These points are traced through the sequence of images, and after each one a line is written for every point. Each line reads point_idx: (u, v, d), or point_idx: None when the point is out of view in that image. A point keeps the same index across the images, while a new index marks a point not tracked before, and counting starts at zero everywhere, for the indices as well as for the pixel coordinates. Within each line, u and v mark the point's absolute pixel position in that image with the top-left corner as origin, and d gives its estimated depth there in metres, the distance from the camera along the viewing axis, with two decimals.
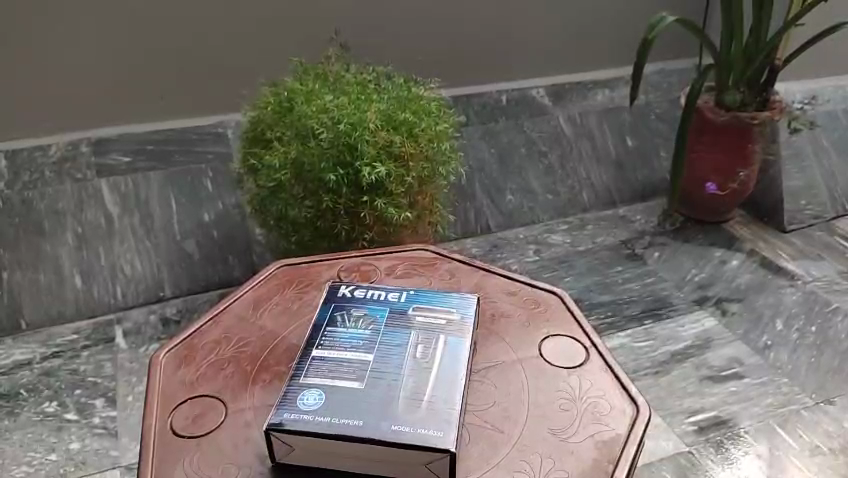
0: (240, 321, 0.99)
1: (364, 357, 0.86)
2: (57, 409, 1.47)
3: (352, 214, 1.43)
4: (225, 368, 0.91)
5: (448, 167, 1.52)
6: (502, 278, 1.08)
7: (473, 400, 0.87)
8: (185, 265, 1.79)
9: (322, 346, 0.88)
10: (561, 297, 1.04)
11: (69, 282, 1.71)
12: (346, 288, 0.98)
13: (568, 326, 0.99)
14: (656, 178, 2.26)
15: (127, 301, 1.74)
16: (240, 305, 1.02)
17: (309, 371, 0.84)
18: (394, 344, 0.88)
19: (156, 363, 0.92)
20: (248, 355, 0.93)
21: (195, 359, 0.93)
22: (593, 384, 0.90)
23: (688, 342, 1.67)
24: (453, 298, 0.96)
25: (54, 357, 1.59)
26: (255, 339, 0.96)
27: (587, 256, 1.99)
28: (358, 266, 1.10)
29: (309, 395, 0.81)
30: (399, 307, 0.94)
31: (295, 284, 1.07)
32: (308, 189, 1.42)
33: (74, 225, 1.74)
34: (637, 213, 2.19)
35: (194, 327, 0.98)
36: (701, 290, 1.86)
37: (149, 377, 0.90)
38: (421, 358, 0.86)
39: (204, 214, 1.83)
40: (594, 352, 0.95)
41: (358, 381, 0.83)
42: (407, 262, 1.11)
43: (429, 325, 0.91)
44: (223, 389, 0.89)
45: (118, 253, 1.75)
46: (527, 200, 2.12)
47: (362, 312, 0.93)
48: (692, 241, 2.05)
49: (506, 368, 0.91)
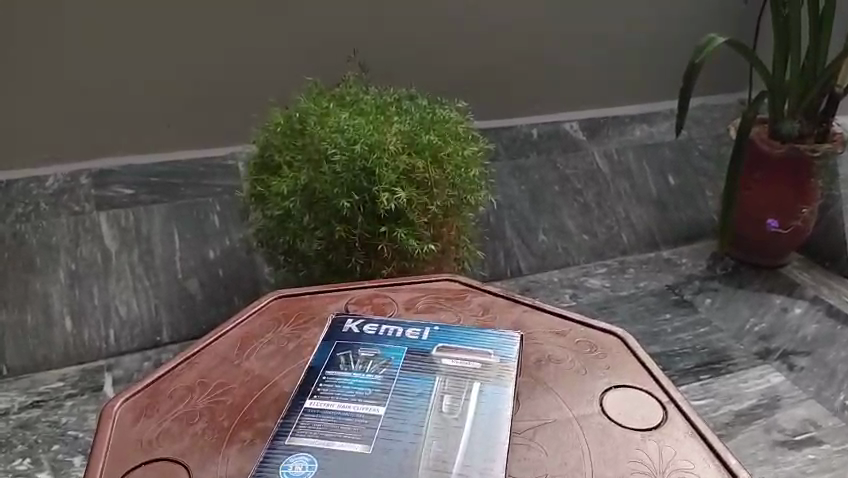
0: (221, 363, 0.82)
1: (373, 411, 0.68)
2: (29, 468, 1.29)
3: (369, 247, 1.26)
4: (196, 424, 0.74)
5: (478, 197, 1.35)
6: (546, 314, 0.89)
7: (519, 471, 0.67)
8: (186, 306, 1.63)
9: (318, 396, 0.70)
10: (622, 339, 0.85)
11: (58, 323, 1.55)
12: (353, 322, 0.81)
13: (636, 376, 0.80)
14: (703, 219, 2.07)
15: (120, 346, 1.57)
16: (223, 344, 0.85)
17: (299, 430, 0.66)
18: (414, 395, 0.70)
19: (110, 415, 0.75)
20: (227, 408, 0.75)
21: (158, 411, 0.75)
22: (677, 453, 0.71)
23: (753, 401, 1.45)
24: (486, 335, 0.78)
25: (34, 407, 1.42)
26: (237, 386, 0.78)
27: (630, 302, 1.79)
28: (371, 299, 0.92)
29: (296, 463, 0.63)
30: (420, 347, 0.76)
31: (293, 319, 0.89)
32: (318, 218, 1.26)
33: (67, 261, 1.59)
34: (683, 255, 1.99)
35: (162, 370, 0.80)
36: (763, 341, 1.65)
37: (98, 433, 0.73)
38: (447, 413, 0.68)
39: (209, 251, 1.68)
40: (673, 410, 0.75)
41: (363, 443, 0.64)
42: (431, 295, 0.94)
43: (458, 371, 0.73)
44: (192, 451, 0.71)
45: (114, 292, 1.60)
46: (562, 240, 1.94)
47: (372, 354, 0.75)
48: (747, 287, 1.85)
49: (557, 428, 0.72)
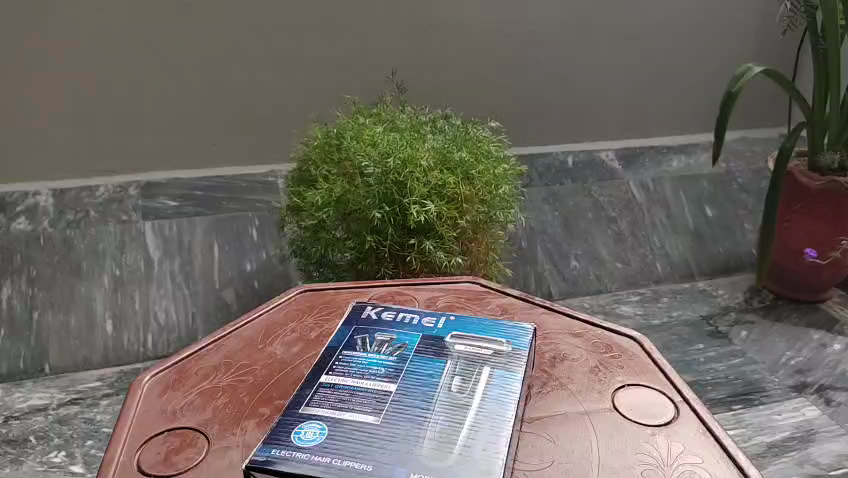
0: (247, 346, 0.85)
1: (386, 386, 0.70)
2: (63, 460, 1.34)
3: (398, 259, 1.29)
4: (217, 398, 0.77)
5: (507, 215, 1.37)
6: (564, 317, 0.90)
7: (526, 457, 0.68)
8: (221, 315, 1.67)
9: (333, 372, 0.73)
10: (639, 343, 0.86)
11: (100, 326, 1.61)
12: (372, 309, 0.83)
13: (651, 377, 0.80)
14: (741, 251, 2.04)
15: (157, 350, 1.63)
16: (250, 330, 0.88)
17: (312, 400, 0.68)
18: (426, 375, 0.72)
19: (139, 387, 0.78)
20: (249, 386, 0.78)
21: (184, 386, 0.79)
22: (688, 448, 0.70)
23: (787, 433, 1.41)
24: (501, 327, 0.80)
25: (71, 404, 1.48)
26: (260, 367, 0.81)
27: (663, 331, 1.77)
28: (392, 296, 0.95)
29: (308, 429, 0.64)
30: (435, 334, 0.78)
31: (317, 311, 0.92)
32: (351, 229, 1.30)
33: (112, 267, 1.66)
34: (719, 287, 1.96)
35: (191, 350, 0.84)
36: (799, 374, 1.60)
37: (126, 402, 0.76)
38: (457, 392, 0.69)
39: (246, 263, 1.73)
40: (685, 409, 0.75)
41: (374, 414, 0.66)
42: (452, 295, 0.96)
43: (470, 356, 0.75)
44: (212, 421, 0.73)
45: (154, 298, 1.66)
46: (594, 267, 1.94)
47: (388, 338, 0.78)
48: (785, 321, 1.81)
49: (568, 420, 0.73)
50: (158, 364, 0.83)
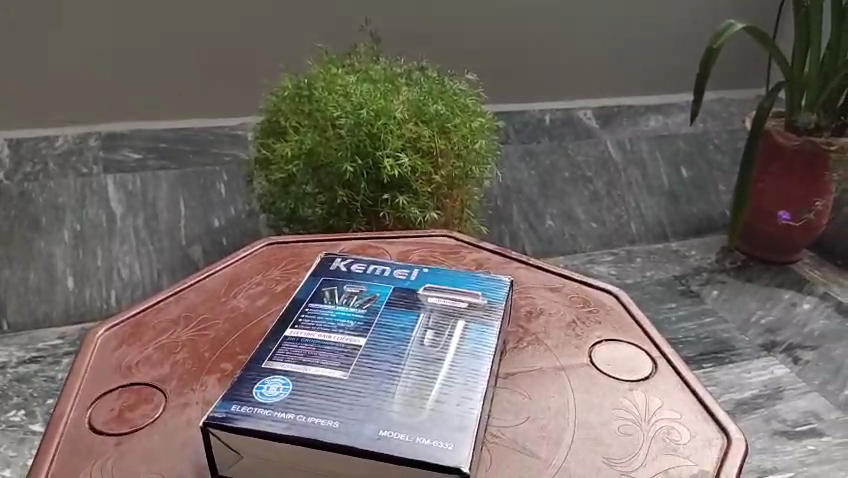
0: (209, 298, 0.82)
1: (355, 341, 0.67)
2: (22, 419, 1.29)
3: (371, 214, 1.25)
4: (176, 353, 0.74)
5: (484, 171, 1.34)
6: (541, 272, 0.88)
7: (500, 415, 0.66)
8: (188, 272, 1.63)
9: (299, 326, 0.69)
10: (617, 296, 0.84)
11: (60, 282, 1.56)
12: (341, 261, 0.80)
13: (629, 331, 0.79)
14: (715, 212, 2.04)
15: (121, 308, 1.58)
16: (213, 282, 0.85)
17: (277, 355, 0.65)
18: (397, 328, 0.69)
19: (92, 342, 0.75)
20: (210, 340, 0.75)
21: (141, 340, 0.76)
22: (666, 404, 0.69)
23: (755, 391, 1.43)
24: (479, 280, 0.77)
25: (31, 362, 1.42)
26: (223, 320, 0.78)
27: (636, 291, 1.77)
28: (364, 248, 0.92)
29: (271, 385, 0.61)
30: (408, 286, 0.76)
31: (284, 263, 0.89)
32: (321, 182, 1.25)
33: (72, 222, 1.60)
34: (693, 248, 1.96)
35: (149, 302, 0.81)
36: (768, 333, 1.62)
37: (78, 356, 0.73)
38: (429, 346, 0.67)
39: (214, 220, 1.68)
40: (664, 364, 0.74)
41: (342, 370, 0.64)
42: (426, 249, 0.93)
43: (444, 309, 0.72)
44: (170, 378, 0.71)
45: (117, 254, 1.60)
46: (569, 227, 1.92)
47: (358, 290, 0.75)
48: (756, 281, 1.82)
49: (544, 376, 0.71)
50: (115, 316, 0.79)
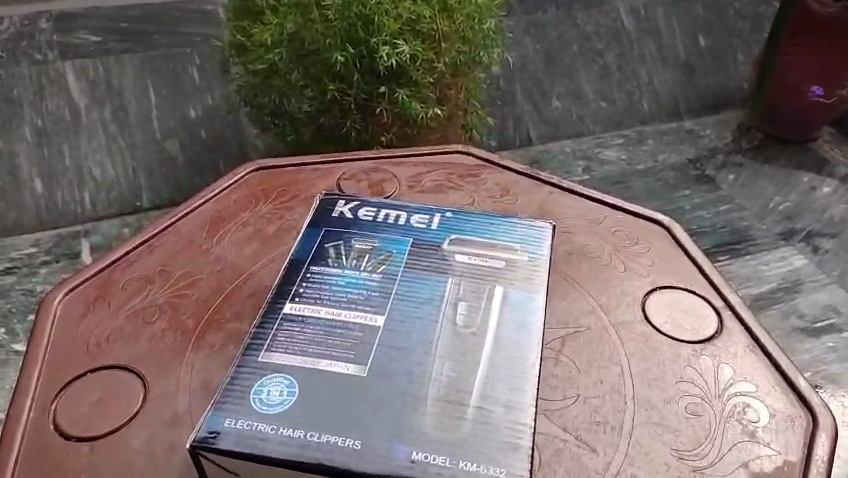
0: (189, 248, 0.73)
1: (370, 320, 0.60)
2: (3, 338, 1.20)
3: (366, 110, 1.11)
4: (153, 323, 0.66)
5: (492, 54, 1.17)
6: (573, 197, 0.81)
7: (547, 392, 0.61)
8: (166, 169, 1.49)
9: (304, 299, 0.62)
10: (669, 229, 0.78)
11: (27, 186, 1.42)
12: (344, 206, 0.72)
13: (687, 277, 0.73)
14: (732, 87, 1.89)
15: (97, 211, 1.45)
16: (190, 226, 0.76)
17: (278, 340, 0.58)
18: (422, 301, 0.63)
19: (53, 310, 0.67)
20: (193, 305, 0.67)
21: (111, 306, 0.67)
22: (737, 373, 0.64)
23: (774, 284, 1.37)
24: (512, 227, 0.70)
25: (7, 275, 1.33)
26: (205, 278, 0.70)
27: (648, 176, 1.66)
28: (368, 172, 0.83)
29: (270, 389, 0.54)
30: (428, 238, 0.69)
31: (273, 197, 0.80)
32: (308, 73, 1.08)
33: (32, 116, 1.45)
34: (707, 127, 1.83)
35: (117, 256, 0.72)
36: (787, 221, 1.54)
37: (37, 330, 0.65)
38: (463, 327, 0.60)
39: (189, 109, 1.52)
40: (729, 317, 0.69)
41: (357, 363, 0.57)
42: (439, 170, 0.84)
43: (475, 271, 0.65)
44: (148, 358, 0.63)
45: (86, 152, 1.45)
46: (577, 106, 1.77)
47: (369, 246, 0.68)
48: (774, 163, 1.71)
49: (589, 339, 0.66)
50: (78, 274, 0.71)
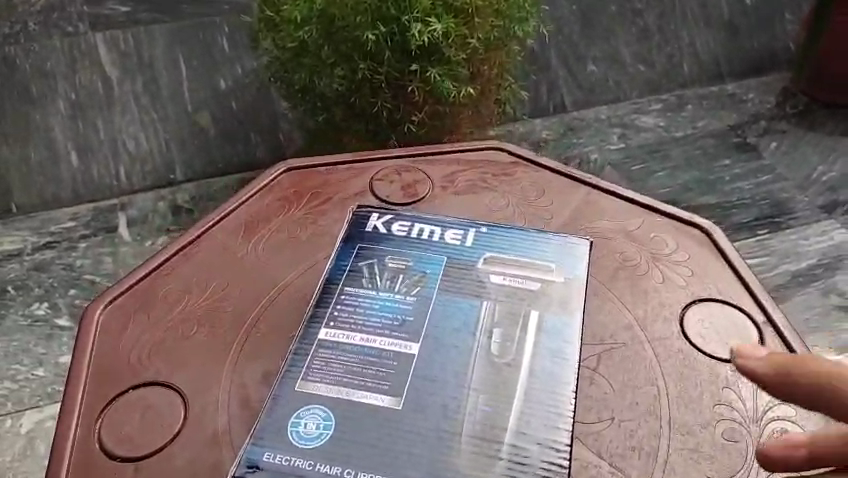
0: (223, 258, 0.74)
1: (404, 348, 0.62)
2: (47, 313, 1.25)
3: (398, 89, 1.09)
4: (192, 337, 0.67)
5: (527, 28, 1.13)
6: (609, 198, 0.80)
7: (583, 413, 0.62)
8: (198, 141, 1.49)
9: (340, 324, 0.63)
10: (709, 235, 0.77)
11: (64, 159, 1.44)
12: (378, 220, 0.72)
13: (727, 288, 0.72)
14: (779, 48, 1.81)
15: (132, 184, 1.47)
16: (225, 233, 0.76)
17: (316, 369, 0.60)
18: (458, 327, 0.64)
19: (93, 323, 0.68)
20: (230, 319, 0.68)
21: (150, 319, 0.69)
22: (775, 396, 0.64)
23: (814, 260, 1.34)
24: (548, 246, 0.70)
25: (47, 249, 1.36)
26: (241, 289, 0.71)
27: (686, 145, 1.62)
28: (400, 172, 0.82)
29: (307, 422, 0.56)
30: (462, 256, 0.69)
31: (306, 201, 0.80)
32: (339, 51, 1.07)
33: (66, 90, 1.45)
34: (750, 90, 1.76)
35: (154, 265, 0.73)
36: (831, 192, 1.49)
37: (79, 344, 0.66)
38: (498, 356, 0.62)
39: (219, 80, 1.50)
40: (770, 334, 0.68)
41: (393, 395, 0.59)
42: (474, 171, 0.83)
43: (508, 294, 0.66)
44: (189, 374, 0.64)
45: (120, 125, 1.46)
46: (614, 71, 1.71)
47: (404, 265, 0.68)
48: (819, 130, 1.65)
49: (626, 356, 0.66)
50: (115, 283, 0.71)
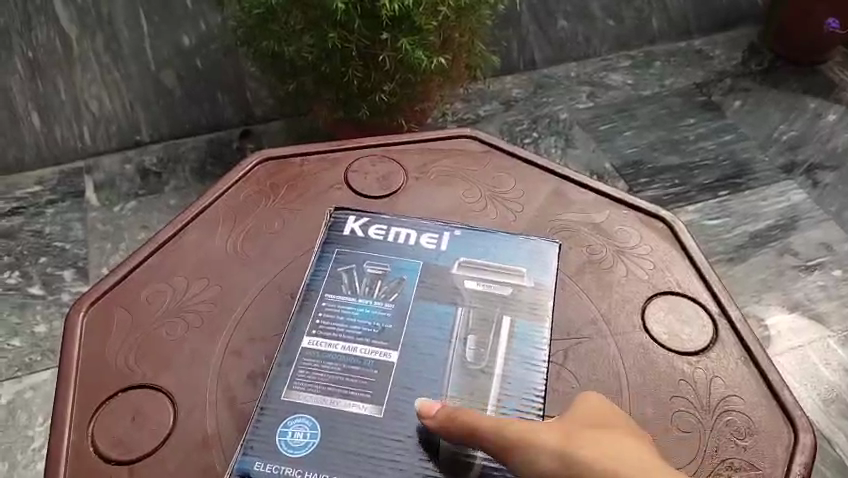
0: (202, 256, 0.76)
1: (385, 357, 0.65)
2: (19, 281, 1.26)
3: (368, 58, 1.09)
4: (177, 339, 0.70)
5: None
6: (578, 189, 0.84)
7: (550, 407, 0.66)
8: (164, 102, 1.45)
9: (321, 331, 0.66)
10: (670, 225, 0.81)
11: (24, 120, 1.39)
12: (355, 223, 0.74)
13: (685, 280, 0.76)
14: (746, 3, 1.81)
15: (97, 146, 1.45)
16: (204, 233, 0.78)
17: (299, 377, 0.63)
18: (435, 332, 0.67)
19: (79, 328, 0.70)
20: (214, 317, 0.71)
21: (134, 322, 0.71)
22: (728, 387, 0.68)
23: (771, 221, 1.40)
24: (520, 247, 0.73)
25: (14, 216, 1.35)
26: (223, 289, 0.73)
27: (653, 104, 1.64)
28: (374, 164, 0.85)
29: (294, 431, 0.60)
30: (437, 260, 0.72)
31: (282, 198, 0.82)
32: (309, 18, 1.06)
33: (22, 48, 1.36)
34: (717, 47, 1.78)
35: (136, 267, 0.75)
36: (790, 152, 1.53)
37: (67, 348, 0.69)
38: (472, 363, 0.65)
39: (182, 37, 1.42)
40: (723, 327, 0.72)
41: (374, 404, 0.62)
42: (446, 161, 0.87)
43: (483, 298, 0.69)
44: (177, 374, 0.67)
45: (81, 85, 1.40)
46: (584, 27, 1.69)
47: (381, 271, 0.71)
48: (782, 87, 1.68)
49: (592, 350, 0.70)
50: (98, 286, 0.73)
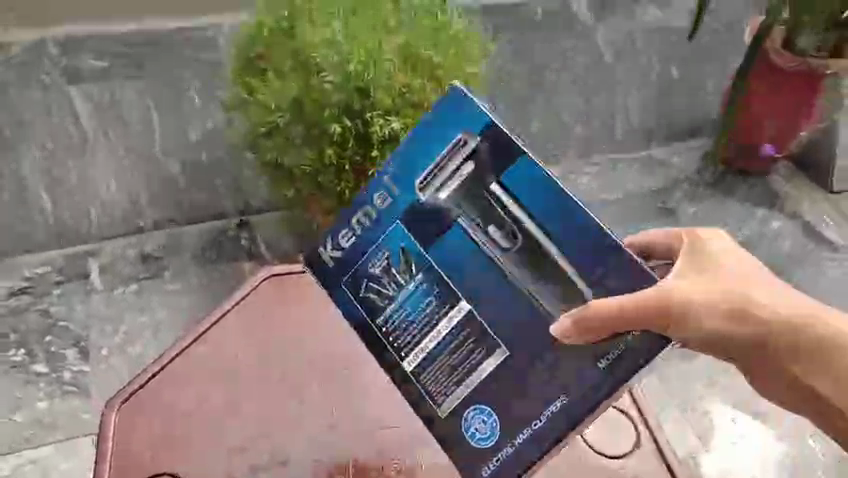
0: (208, 364, 1.03)
1: (460, 310, 0.78)
2: (24, 358, 1.38)
3: (361, 171, 1.22)
4: (187, 431, 0.96)
5: None
6: None
7: None
8: (167, 191, 1.57)
9: (405, 329, 0.81)
10: None
11: (36, 204, 1.50)
12: (330, 249, 0.86)
13: None
14: (703, 112, 1.96)
15: (102, 232, 1.55)
16: (209, 344, 1.05)
17: (433, 371, 0.80)
18: (467, 266, 0.78)
19: (109, 421, 0.95)
20: (218, 415, 0.98)
21: (153, 417, 0.97)
22: None
23: None
24: (439, 124, 0.78)
25: (20, 295, 1.46)
26: (225, 393, 1.00)
27: (614, 206, 1.81)
28: None
29: (476, 428, 0.78)
30: (406, 203, 0.80)
31: (270, 320, 1.09)
32: (308, 134, 1.20)
33: (42, 139, 1.50)
34: (677, 154, 1.95)
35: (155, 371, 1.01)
36: None
37: (100, 437, 0.94)
38: (508, 248, 0.76)
39: (190, 132, 1.57)
40: None
41: (495, 350, 0.77)
42: None
43: (463, 189, 0.77)
44: (187, 461, 0.94)
45: (93, 174, 1.53)
46: (555, 135, 1.85)
47: (386, 258, 0.82)
48: (732, 196, 1.85)
49: None
50: (124, 386, 0.99)
